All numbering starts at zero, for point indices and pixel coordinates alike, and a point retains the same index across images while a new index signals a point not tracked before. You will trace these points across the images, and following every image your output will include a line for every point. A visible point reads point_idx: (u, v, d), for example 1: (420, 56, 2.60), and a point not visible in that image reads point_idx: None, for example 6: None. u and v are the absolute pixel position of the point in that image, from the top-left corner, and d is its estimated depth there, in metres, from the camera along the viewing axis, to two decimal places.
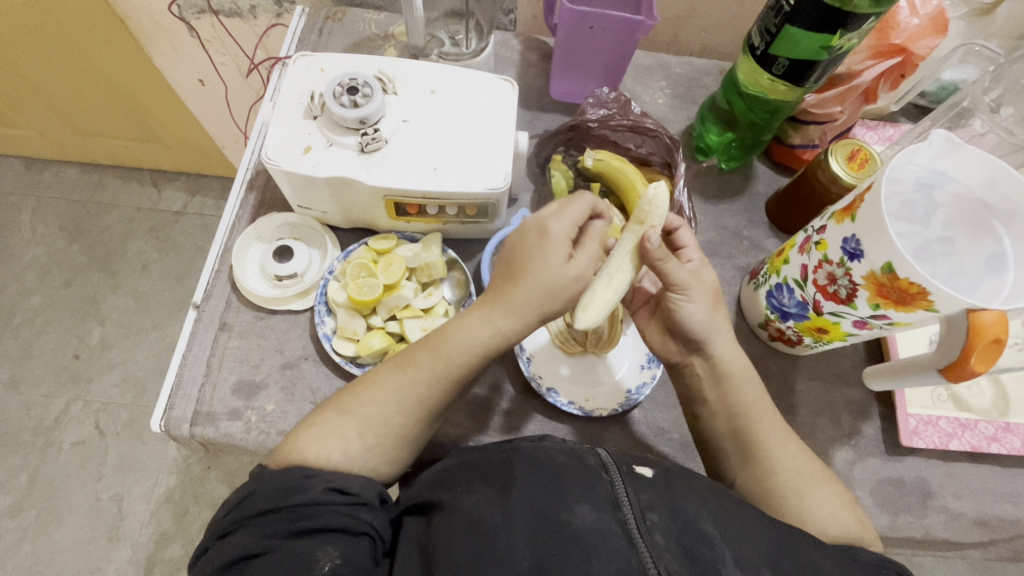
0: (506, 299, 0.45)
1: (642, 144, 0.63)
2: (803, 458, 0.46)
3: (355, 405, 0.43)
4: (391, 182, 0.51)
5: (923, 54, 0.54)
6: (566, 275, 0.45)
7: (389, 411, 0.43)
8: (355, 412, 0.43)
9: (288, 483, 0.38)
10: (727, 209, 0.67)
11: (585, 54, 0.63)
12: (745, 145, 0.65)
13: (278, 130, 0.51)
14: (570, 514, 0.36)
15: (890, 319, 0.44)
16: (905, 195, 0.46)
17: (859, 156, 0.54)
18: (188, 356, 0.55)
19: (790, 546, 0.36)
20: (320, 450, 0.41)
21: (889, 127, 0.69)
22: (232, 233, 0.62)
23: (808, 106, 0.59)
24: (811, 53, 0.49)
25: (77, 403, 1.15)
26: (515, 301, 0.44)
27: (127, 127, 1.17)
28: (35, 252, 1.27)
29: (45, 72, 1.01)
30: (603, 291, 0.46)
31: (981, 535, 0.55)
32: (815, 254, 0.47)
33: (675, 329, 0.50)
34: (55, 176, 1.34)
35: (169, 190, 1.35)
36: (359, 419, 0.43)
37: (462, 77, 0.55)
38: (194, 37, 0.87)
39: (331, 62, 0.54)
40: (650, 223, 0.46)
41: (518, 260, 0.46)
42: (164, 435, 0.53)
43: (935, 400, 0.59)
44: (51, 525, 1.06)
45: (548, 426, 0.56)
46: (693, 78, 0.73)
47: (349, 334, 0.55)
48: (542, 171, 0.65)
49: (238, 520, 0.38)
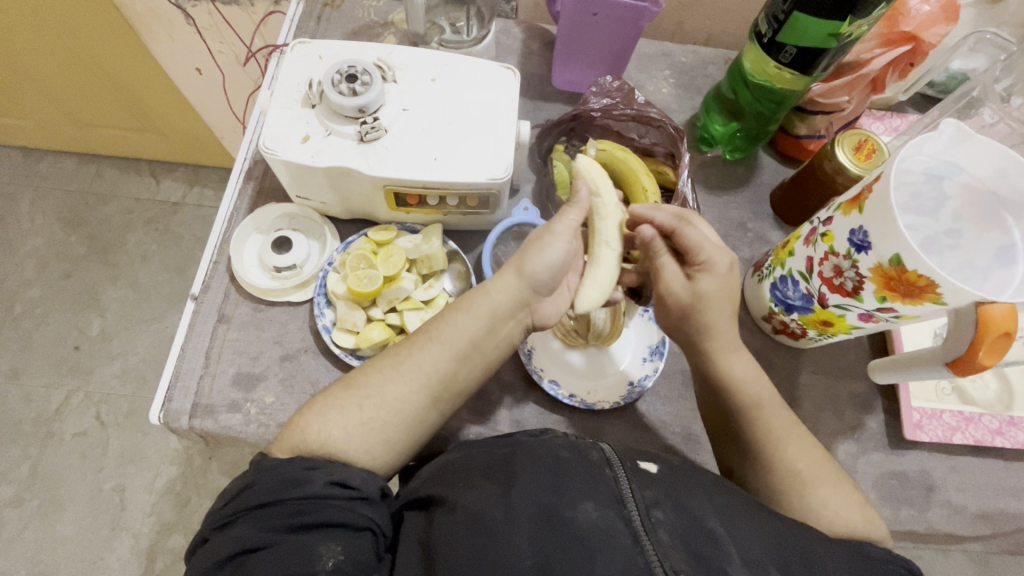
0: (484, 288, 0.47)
1: (645, 134, 0.62)
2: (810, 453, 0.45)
3: (355, 398, 0.43)
4: (389, 172, 0.50)
5: (934, 42, 0.53)
6: (557, 257, 0.47)
7: (389, 402, 0.43)
8: (355, 403, 0.42)
9: (289, 475, 0.38)
10: (731, 201, 0.66)
11: (588, 41, 0.62)
12: (750, 136, 0.64)
13: (277, 118, 0.50)
14: (574, 511, 0.36)
15: (897, 312, 0.43)
16: (913, 185, 0.45)
17: (866, 147, 0.53)
18: (187, 348, 0.55)
19: (796, 541, 0.36)
20: (321, 441, 0.41)
21: (897, 117, 0.68)
22: (230, 223, 0.61)
23: (816, 95, 0.58)
24: (820, 40, 0.48)
25: (78, 394, 1.15)
26: (501, 283, 0.47)
27: (124, 117, 1.16)
28: (33, 243, 1.26)
29: (41, 61, 1.00)
30: (598, 273, 0.49)
31: (983, 528, 0.55)
32: (821, 246, 0.47)
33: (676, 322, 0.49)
34: (53, 166, 1.33)
35: (168, 181, 1.34)
36: (358, 409, 0.42)
37: (464, 65, 0.54)
38: (192, 25, 0.86)
39: (329, 50, 0.53)
40: (597, 193, 0.50)
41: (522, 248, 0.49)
42: (163, 426, 0.52)
43: (939, 393, 0.58)
44: (54, 515, 1.06)
45: (550, 419, 0.55)
46: (698, 67, 0.72)
47: (348, 326, 0.55)
48: (544, 162, 0.65)
49: (236, 513, 0.37)
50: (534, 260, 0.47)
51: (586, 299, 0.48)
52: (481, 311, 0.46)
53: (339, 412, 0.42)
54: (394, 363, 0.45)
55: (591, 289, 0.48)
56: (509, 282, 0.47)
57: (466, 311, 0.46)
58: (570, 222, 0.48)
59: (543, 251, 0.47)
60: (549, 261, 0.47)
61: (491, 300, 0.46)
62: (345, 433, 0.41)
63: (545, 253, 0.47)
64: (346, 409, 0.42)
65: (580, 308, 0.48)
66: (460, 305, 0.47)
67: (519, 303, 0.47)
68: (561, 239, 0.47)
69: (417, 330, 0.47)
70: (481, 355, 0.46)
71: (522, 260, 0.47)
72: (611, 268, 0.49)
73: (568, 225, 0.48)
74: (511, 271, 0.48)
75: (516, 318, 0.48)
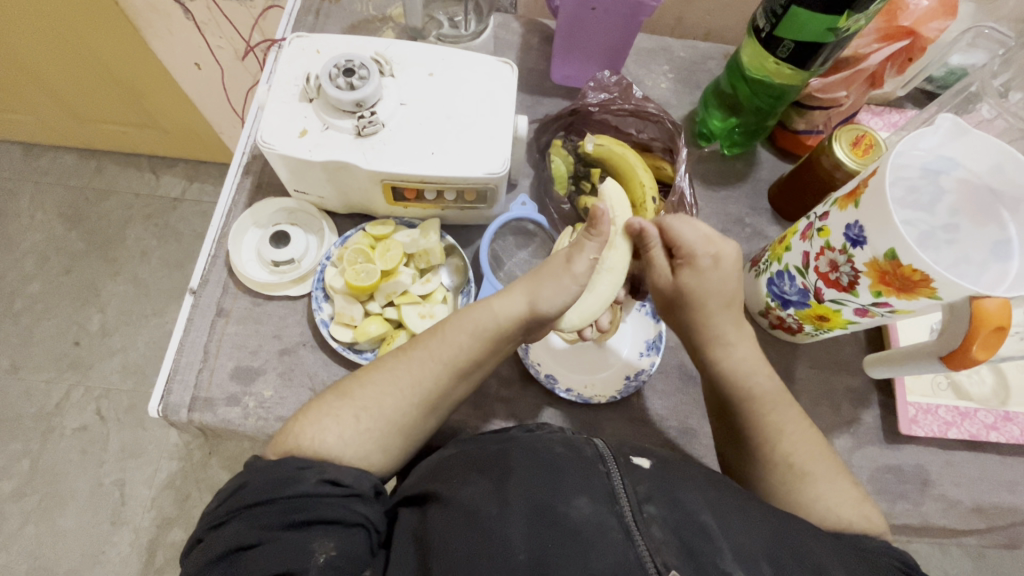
0: (482, 313, 0.47)
1: (643, 129, 0.62)
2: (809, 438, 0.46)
3: (350, 407, 0.43)
4: (387, 166, 0.50)
5: (933, 37, 0.53)
6: (569, 288, 0.46)
7: (383, 404, 0.43)
8: (351, 413, 0.43)
9: (282, 475, 0.38)
10: (729, 196, 0.66)
11: (587, 35, 0.62)
12: (748, 131, 0.65)
13: (274, 113, 0.51)
14: (568, 507, 0.36)
15: (892, 307, 0.44)
16: (910, 180, 0.45)
17: (864, 142, 0.54)
18: (186, 342, 0.55)
19: (790, 536, 0.36)
20: (315, 444, 0.41)
21: (895, 113, 0.67)
22: (228, 217, 0.61)
23: (814, 90, 0.58)
24: (817, 35, 0.48)
25: (78, 389, 1.15)
26: (509, 306, 0.47)
27: (123, 111, 1.16)
28: (33, 238, 1.26)
29: (39, 56, 0.99)
30: (586, 299, 0.49)
31: (978, 522, 0.55)
32: (817, 241, 0.47)
33: (673, 305, 0.51)
34: (52, 161, 1.33)
35: (167, 176, 1.34)
36: (354, 414, 0.43)
37: (462, 60, 0.54)
38: (191, 19, 0.86)
39: (327, 44, 0.53)
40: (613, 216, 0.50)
41: (538, 272, 0.48)
42: (162, 420, 0.53)
43: (935, 388, 0.59)
44: (54, 508, 1.07)
45: (547, 414, 0.55)
46: (697, 62, 0.72)
47: (346, 319, 0.55)
48: (542, 157, 0.65)
49: (231, 512, 0.38)
50: (548, 297, 0.46)
51: (564, 320, 0.49)
52: (484, 332, 0.46)
53: (334, 420, 0.42)
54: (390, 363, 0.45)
55: (574, 311, 0.49)
56: (518, 308, 0.46)
57: (462, 325, 0.47)
58: (588, 258, 0.46)
59: (560, 290, 0.46)
60: (563, 301, 0.46)
61: (497, 323, 0.46)
62: (340, 440, 0.41)
63: (561, 291, 0.46)
64: (341, 415, 0.42)
65: (560, 324, 0.49)
66: (460, 320, 0.47)
67: (523, 325, 0.47)
68: (580, 282, 0.46)
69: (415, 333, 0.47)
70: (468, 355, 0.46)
71: (537, 293, 0.46)
72: (604, 298, 0.49)
73: (589, 266, 0.46)
74: (521, 296, 0.47)
75: (519, 336, 0.48)
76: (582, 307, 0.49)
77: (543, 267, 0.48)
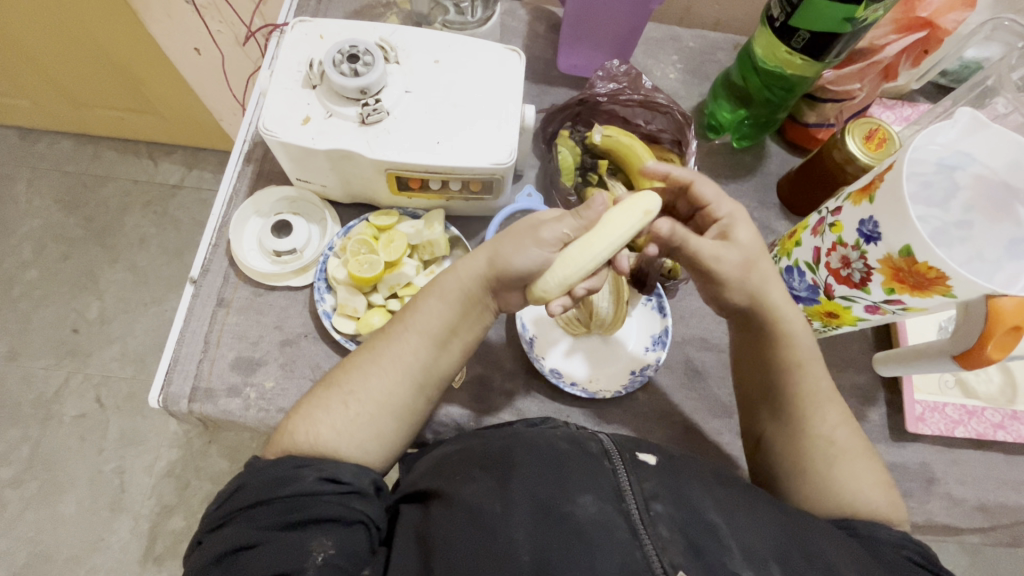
0: (447, 277, 0.46)
1: (653, 120, 0.61)
2: (840, 420, 0.45)
3: (338, 396, 0.42)
4: (392, 155, 0.49)
5: (950, 29, 0.53)
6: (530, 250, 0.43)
7: (379, 402, 0.43)
8: (340, 407, 0.42)
9: (279, 473, 0.38)
10: (737, 190, 0.65)
11: (596, 23, 0.61)
12: (758, 124, 0.63)
13: (275, 99, 0.49)
14: (572, 506, 0.35)
15: (904, 304, 0.43)
16: (925, 175, 0.43)
17: (876, 136, 0.52)
18: (186, 332, 0.54)
19: (795, 534, 0.36)
20: (312, 442, 0.41)
21: (907, 106, 0.66)
22: (228, 206, 0.60)
23: (827, 82, 0.57)
24: (834, 25, 0.47)
25: (77, 376, 1.15)
26: (471, 268, 0.46)
27: (122, 97, 1.15)
28: (31, 224, 1.25)
29: (36, 39, 0.98)
30: (566, 264, 0.42)
31: (983, 521, 0.55)
32: (829, 236, 0.46)
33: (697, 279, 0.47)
34: (50, 147, 1.31)
35: (166, 163, 1.32)
36: (342, 402, 0.42)
37: (466, 46, 0.53)
38: (190, 3, 0.84)
39: (330, 29, 0.52)
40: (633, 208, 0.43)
41: (506, 234, 0.46)
42: (163, 410, 0.52)
43: (942, 386, 0.58)
44: (55, 495, 1.07)
45: (550, 407, 0.55)
46: (706, 53, 0.71)
47: (349, 311, 0.54)
48: (548, 148, 0.63)
49: (229, 513, 0.37)
50: (505, 256, 0.44)
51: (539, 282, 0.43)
52: (453, 297, 0.45)
53: (327, 416, 0.41)
54: (380, 349, 0.45)
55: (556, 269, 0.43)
56: (478, 267, 0.45)
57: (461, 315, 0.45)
58: (560, 230, 0.44)
59: (520, 251, 0.43)
60: (522, 264, 0.43)
61: (460, 284, 0.45)
62: (334, 437, 0.41)
63: (521, 254, 0.43)
64: (336, 412, 0.42)
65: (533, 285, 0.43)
66: (431, 290, 0.46)
67: (486, 286, 0.45)
68: (542, 248, 0.43)
69: (395, 320, 0.46)
70: (463, 344, 0.46)
71: (497, 252, 0.45)
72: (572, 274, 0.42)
73: (556, 240, 0.43)
74: (481, 255, 0.46)
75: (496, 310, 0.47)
76: (568, 259, 0.42)
77: (513, 228, 0.46)
